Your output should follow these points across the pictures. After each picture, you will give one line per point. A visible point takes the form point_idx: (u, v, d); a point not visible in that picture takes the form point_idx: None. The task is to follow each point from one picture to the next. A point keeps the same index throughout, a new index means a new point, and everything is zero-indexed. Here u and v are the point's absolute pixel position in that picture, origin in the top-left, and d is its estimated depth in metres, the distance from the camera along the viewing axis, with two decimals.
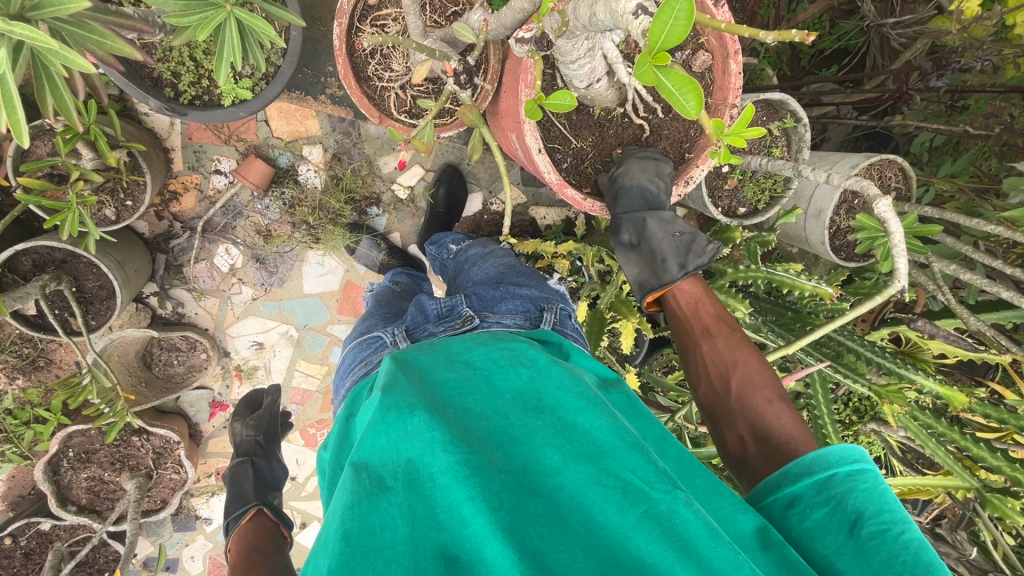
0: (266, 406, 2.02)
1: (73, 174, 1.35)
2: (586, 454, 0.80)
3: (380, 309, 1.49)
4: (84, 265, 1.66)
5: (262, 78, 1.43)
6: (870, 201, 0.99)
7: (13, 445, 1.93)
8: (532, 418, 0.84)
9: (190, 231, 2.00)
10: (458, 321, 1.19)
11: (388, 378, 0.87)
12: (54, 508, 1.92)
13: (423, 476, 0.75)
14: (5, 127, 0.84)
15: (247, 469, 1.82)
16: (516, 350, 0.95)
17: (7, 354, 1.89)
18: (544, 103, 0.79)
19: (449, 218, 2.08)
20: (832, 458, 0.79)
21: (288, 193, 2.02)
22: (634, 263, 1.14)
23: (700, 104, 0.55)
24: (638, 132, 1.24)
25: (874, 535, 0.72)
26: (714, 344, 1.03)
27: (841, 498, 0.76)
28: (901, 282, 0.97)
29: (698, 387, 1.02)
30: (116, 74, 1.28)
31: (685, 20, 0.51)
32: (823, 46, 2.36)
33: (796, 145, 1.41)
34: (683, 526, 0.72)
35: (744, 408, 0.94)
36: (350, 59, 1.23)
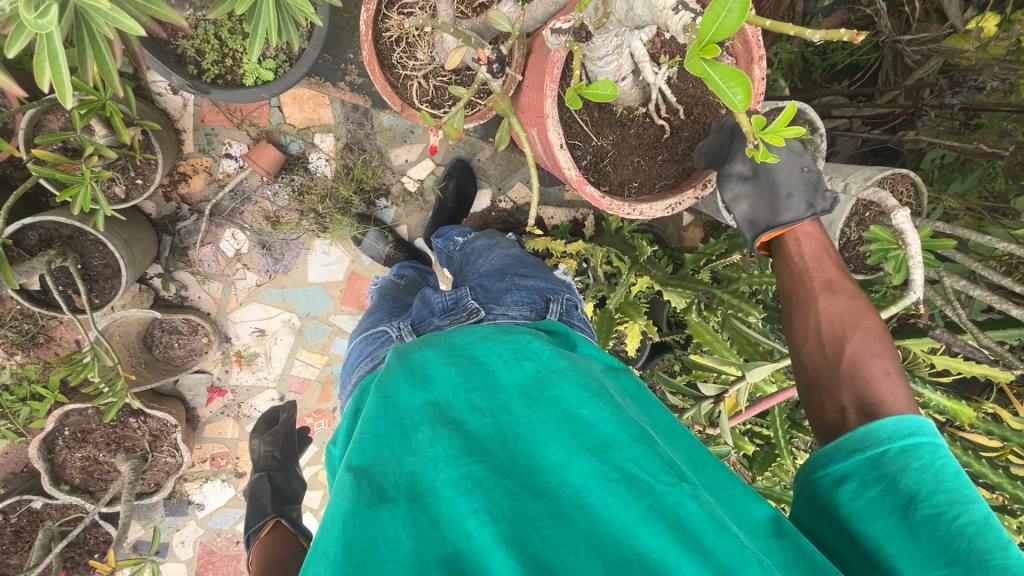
0: (280, 423, 2.00)
1: (87, 149, 1.33)
2: (590, 448, 0.79)
3: (385, 303, 1.48)
4: (90, 242, 1.64)
5: (285, 60, 1.42)
6: (888, 212, 1.01)
7: (8, 421, 1.92)
8: (536, 414, 0.83)
9: (198, 213, 1.99)
10: (464, 314, 1.20)
11: (387, 383, 0.89)
12: (46, 486, 1.90)
13: (425, 489, 0.74)
14: (50, 87, 0.83)
15: (265, 487, 1.88)
16: (520, 344, 0.95)
17: (6, 329, 1.88)
18: (582, 92, 0.73)
19: (457, 212, 2.08)
20: (885, 432, 0.76)
21: (298, 180, 2.01)
22: (748, 196, 1.12)
23: (749, 98, 0.52)
24: (659, 133, 1.24)
25: (928, 519, 0.69)
26: (834, 301, 0.95)
27: (896, 476, 0.73)
28: (915, 293, 0.98)
29: (805, 347, 0.95)
30: (141, 45, 1.27)
31: (739, 12, 0.49)
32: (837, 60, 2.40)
33: (810, 155, 1.41)
34: (689, 519, 0.71)
35: (852, 375, 0.86)
36: (374, 47, 1.22)
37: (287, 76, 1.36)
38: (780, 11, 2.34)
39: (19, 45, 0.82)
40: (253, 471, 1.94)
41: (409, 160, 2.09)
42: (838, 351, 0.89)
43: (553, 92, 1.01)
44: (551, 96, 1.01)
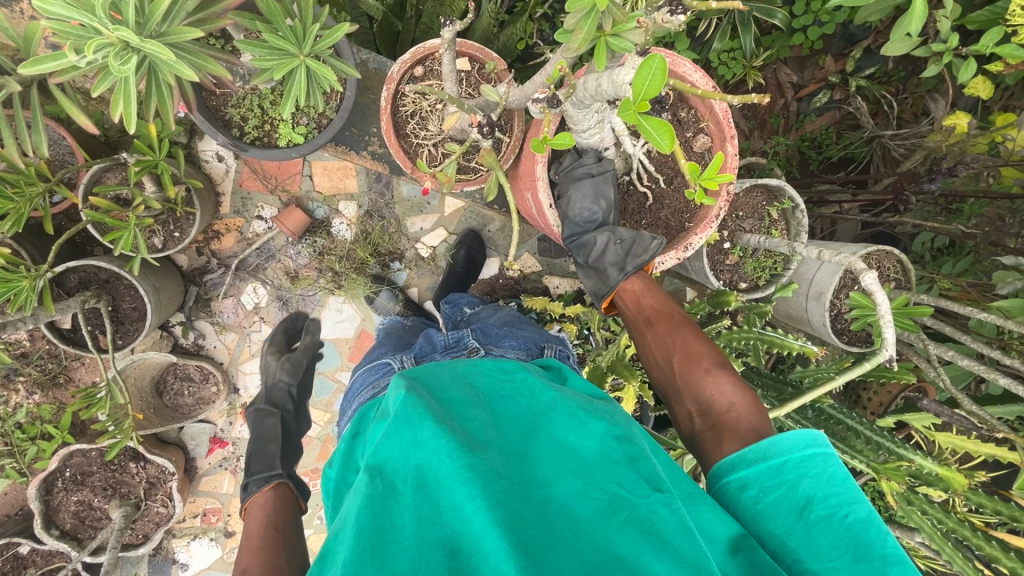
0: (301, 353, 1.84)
1: (137, 201, 1.49)
2: (575, 468, 0.86)
3: (389, 340, 1.57)
4: (124, 287, 1.78)
5: (316, 129, 1.61)
6: (858, 274, 1.06)
7: (14, 460, 1.98)
8: (528, 439, 0.91)
9: (225, 268, 2.14)
10: (465, 351, 1.30)
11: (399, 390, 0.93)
12: (36, 529, 1.89)
13: (431, 480, 0.80)
14: (120, 117, 1.01)
15: (275, 425, 1.67)
16: (516, 381, 1.03)
17: (32, 367, 1.99)
18: (546, 143, 0.89)
19: (465, 277, 2.20)
20: (784, 447, 0.85)
21: (320, 242, 2.17)
22: (588, 279, 1.23)
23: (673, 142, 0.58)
24: (641, 200, 1.26)
25: (821, 518, 0.80)
26: (655, 331, 1.18)
27: (793, 484, 0.83)
28: (889, 350, 1.02)
29: (651, 373, 1.17)
30: (195, 115, 1.45)
31: (660, 73, 0.59)
32: (829, 154, 2.62)
33: (795, 229, 1.50)
34: (661, 523, 0.78)
35: (688, 385, 1.07)
36: (392, 119, 1.38)
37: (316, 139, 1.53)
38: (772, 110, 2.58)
39: (104, 88, 1.01)
40: (263, 400, 1.73)
41: (423, 228, 2.25)
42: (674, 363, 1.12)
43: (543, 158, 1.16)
44: (541, 162, 1.15)
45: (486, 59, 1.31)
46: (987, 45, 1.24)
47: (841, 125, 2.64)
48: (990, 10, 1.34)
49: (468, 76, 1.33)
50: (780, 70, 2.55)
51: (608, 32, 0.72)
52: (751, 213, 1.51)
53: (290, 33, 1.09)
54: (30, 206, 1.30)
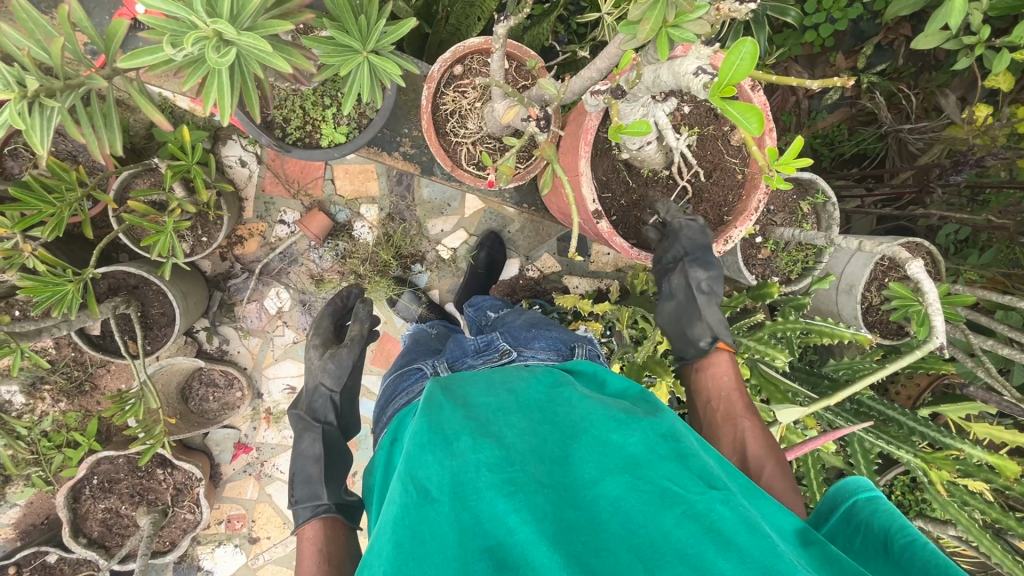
0: (344, 350, 1.47)
1: (171, 205, 1.51)
2: (622, 466, 0.85)
3: (417, 347, 1.56)
4: (153, 292, 1.78)
5: (356, 128, 1.61)
6: (903, 264, 1.07)
7: (41, 468, 1.98)
8: (569, 444, 0.91)
9: (248, 272, 2.14)
10: (497, 354, 1.29)
11: (433, 404, 0.96)
12: (64, 537, 1.88)
13: (468, 488, 0.81)
14: (216, 109, 1.01)
15: (315, 445, 1.39)
16: (553, 389, 1.04)
17: (58, 375, 2.00)
18: (622, 132, 0.85)
19: (487, 278, 2.21)
20: (850, 487, 0.88)
21: (342, 245, 2.18)
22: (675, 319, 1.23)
23: (763, 128, 0.58)
24: (682, 193, 1.28)
25: (905, 547, 0.75)
26: (749, 429, 1.10)
27: (869, 524, 0.82)
28: (939, 338, 1.01)
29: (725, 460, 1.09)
30: (239, 116, 1.46)
31: (750, 59, 0.58)
32: (844, 150, 2.63)
33: (826, 223, 1.50)
34: (722, 521, 0.74)
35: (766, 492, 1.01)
36: (433, 118, 1.37)
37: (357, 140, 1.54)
38: (786, 107, 2.59)
39: (194, 81, 1.01)
40: (304, 409, 1.44)
41: (444, 229, 2.26)
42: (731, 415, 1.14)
43: (586, 154, 1.15)
44: (585, 157, 1.15)
45: (524, 58, 1.32)
46: (1023, 35, 1.25)
47: (856, 121, 2.66)
48: (1015, 3, 1.35)
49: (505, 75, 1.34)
50: (793, 67, 2.57)
51: (671, 22, 0.71)
52: (782, 207, 1.52)
53: (355, 29, 1.09)
54: (71, 210, 1.31)
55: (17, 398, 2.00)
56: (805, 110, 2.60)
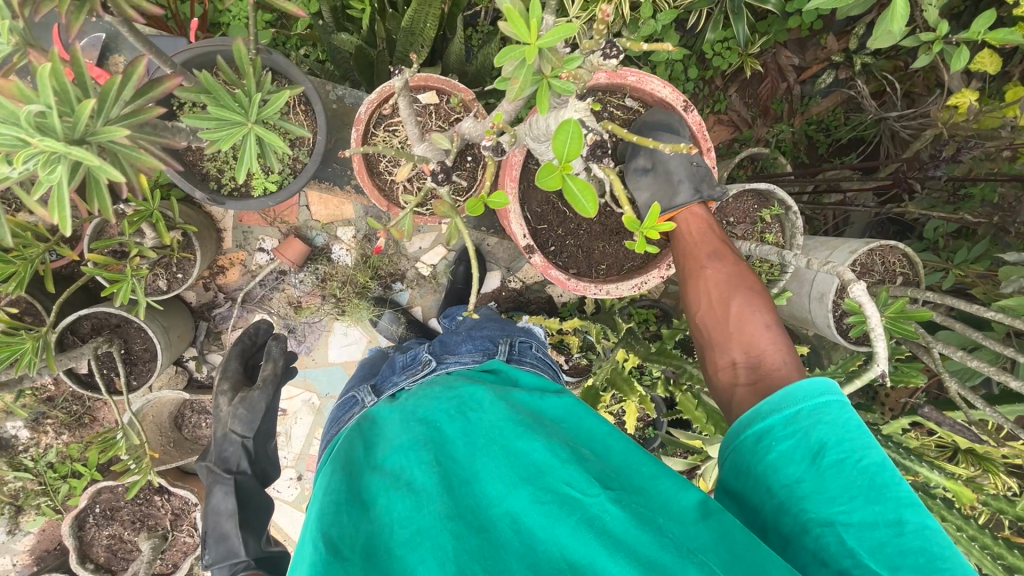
0: (255, 394, 1.59)
1: (133, 252, 1.55)
2: (525, 476, 0.95)
3: (360, 371, 1.69)
4: (134, 329, 1.84)
5: (291, 173, 1.59)
6: (845, 286, 1.02)
7: (49, 498, 2.09)
8: (478, 458, 1.01)
9: (232, 301, 2.20)
10: (420, 366, 1.46)
11: (345, 461, 1.04)
12: (71, 564, 1.97)
13: (380, 550, 0.89)
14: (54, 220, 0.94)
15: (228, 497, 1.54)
16: (464, 399, 1.13)
17: (59, 410, 2.09)
18: (488, 199, 0.93)
19: (466, 293, 2.21)
20: (799, 394, 0.91)
21: (321, 269, 2.21)
22: (649, 187, 1.32)
23: (594, 202, 0.73)
24: (619, 220, 1.29)
25: (834, 463, 0.85)
26: (718, 269, 1.17)
27: (806, 430, 0.88)
28: (879, 366, 0.97)
29: (698, 310, 1.17)
30: (173, 175, 1.46)
31: (577, 142, 0.71)
32: (839, 136, 2.56)
33: (789, 232, 1.46)
34: (611, 523, 0.87)
35: (738, 330, 1.08)
36: (365, 159, 1.39)
37: (290, 187, 1.47)
38: (777, 94, 2.54)
39: (40, 194, 0.95)
40: (215, 460, 1.57)
41: (422, 247, 2.27)
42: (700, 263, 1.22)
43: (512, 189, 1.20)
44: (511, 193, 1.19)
45: (453, 92, 1.30)
46: (980, 31, 1.17)
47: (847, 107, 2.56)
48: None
49: (437, 108, 1.33)
50: (780, 53, 2.47)
51: (549, 74, 0.71)
52: (741, 218, 1.47)
53: (238, 104, 1.12)
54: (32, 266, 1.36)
55: (22, 433, 2.10)
56: (796, 98, 2.55)
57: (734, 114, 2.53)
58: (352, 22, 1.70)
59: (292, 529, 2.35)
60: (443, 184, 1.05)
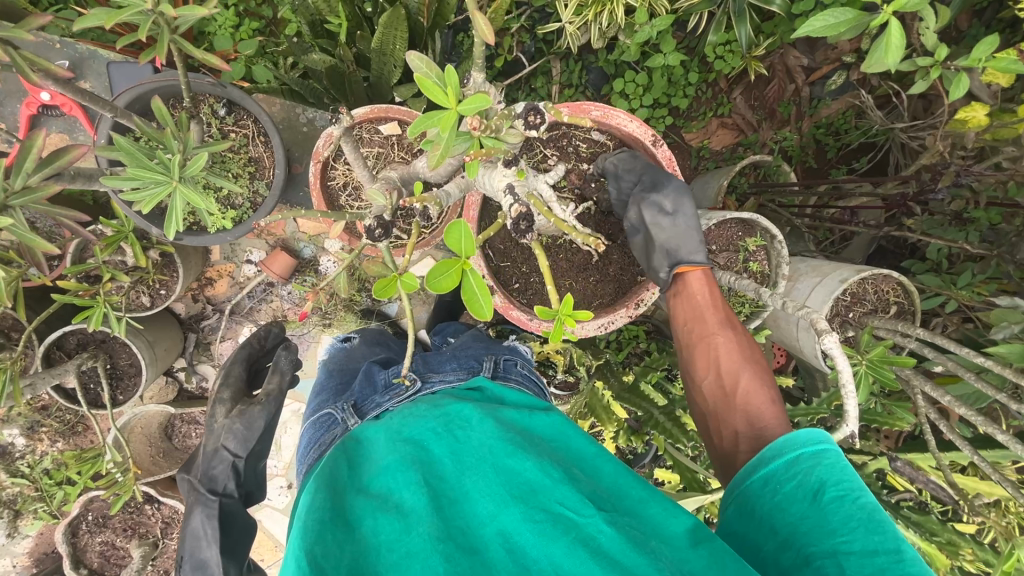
0: (256, 410, 1.40)
1: (105, 277, 1.56)
2: (518, 495, 0.94)
3: (331, 382, 1.57)
4: (120, 345, 1.86)
5: (251, 208, 1.49)
6: (818, 335, 0.97)
7: (45, 504, 2.14)
8: (467, 475, 0.98)
9: (220, 313, 2.21)
10: (403, 387, 1.34)
11: (329, 475, 0.97)
12: (65, 570, 2.02)
13: (368, 571, 0.84)
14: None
15: (210, 522, 1.32)
16: (451, 414, 1.09)
17: (52, 419, 2.13)
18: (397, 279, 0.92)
19: (454, 305, 2.19)
20: (799, 440, 0.92)
21: (309, 281, 2.19)
22: (671, 229, 1.21)
23: (488, 302, 0.75)
24: (587, 256, 1.38)
25: (834, 499, 0.85)
26: (729, 339, 1.13)
27: (805, 472, 0.89)
28: (848, 427, 0.95)
29: (705, 381, 1.13)
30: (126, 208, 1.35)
31: (470, 240, 0.76)
32: (850, 140, 2.44)
33: (775, 261, 1.40)
34: (606, 543, 0.87)
35: (745, 406, 1.05)
36: (324, 190, 1.38)
37: (251, 221, 1.43)
38: (784, 97, 2.41)
39: None
40: (199, 479, 1.34)
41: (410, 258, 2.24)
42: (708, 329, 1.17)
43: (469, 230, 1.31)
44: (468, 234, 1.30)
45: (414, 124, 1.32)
46: (982, 57, 1.10)
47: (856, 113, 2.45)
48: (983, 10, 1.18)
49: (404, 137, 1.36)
50: (788, 53, 2.35)
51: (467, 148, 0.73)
52: (725, 245, 1.42)
53: (161, 165, 1.11)
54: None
55: (18, 440, 2.13)
56: (805, 99, 2.42)
57: (738, 117, 2.41)
58: (330, 35, 1.65)
59: (284, 537, 2.37)
60: (380, 240, 0.93)
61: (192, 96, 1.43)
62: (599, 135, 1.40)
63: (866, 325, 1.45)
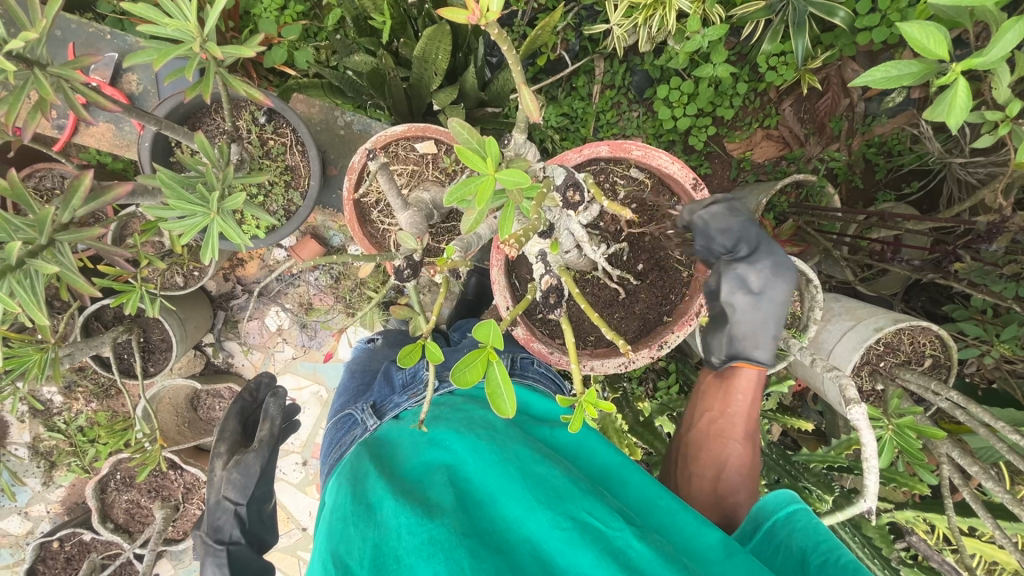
0: (250, 457, 1.49)
1: (143, 261, 1.61)
2: (546, 499, 0.89)
3: (356, 379, 1.55)
4: (153, 320, 1.93)
5: (284, 214, 1.52)
6: (846, 404, 0.99)
7: (79, 458, 2.27)
8: (494, 477, 0.93)
9: (249, 293, 2.27)
10: (421, 387, 1.26)
11: (353, 468, 0.98)
12: (93, 523, 2.15)
13: (389, 559, 0.82)
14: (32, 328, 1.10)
15: (220, 570, 1.42)
16: (477, 418, 1.06)
17: (88, 381, 2.23)
18: (421, 345, 0.89)
19: (477, 305, 2.18)
20: (768, 509, 0.96)
21: (335, 269, 2.22)
22: (745, 315, 1.14)
23: (511, 401, 0.77)
24: (615, 293, 1.40)
25: (818, 565, 0.87)
26: (739, 449, 1.17)
27: (788, 542, 0.92)
28: (868, 499, 0.98)
29: (702, 477, 1.17)
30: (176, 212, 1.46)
31: (498, 334, 0.76)
32: (904, 163, 2.31)
33: (808, 307, 1.38)
34: (635, 557, 0.82)
35: (728, 517, 1.12)
36: (358, 205, 1.40)
37: (281, 230, 1.47)
38: (836, 112, 2.29)
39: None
40: (206, 530, 1.45)
41: None
42: (728, 429, 1.19)
43: (499, 261, 1.30)
44: (497, 265, 1.30)
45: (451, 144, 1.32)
46: None
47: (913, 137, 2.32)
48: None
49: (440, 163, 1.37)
50: (847, 67, 2.22)
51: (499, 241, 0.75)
52: None
53: (200, 197, 1.14)
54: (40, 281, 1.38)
55: (56, 397, 2.25)
56: (859, 116, 2.28)
57: (785, 131, 2.31)
58: (373, 30, 1.64)
59: (295, 509, 2.46)
60: (408, 280, 0.99)
61: (234, 101, 1.46)
62: (638, 172, 1.38)
63: (897, 378, 1.41)
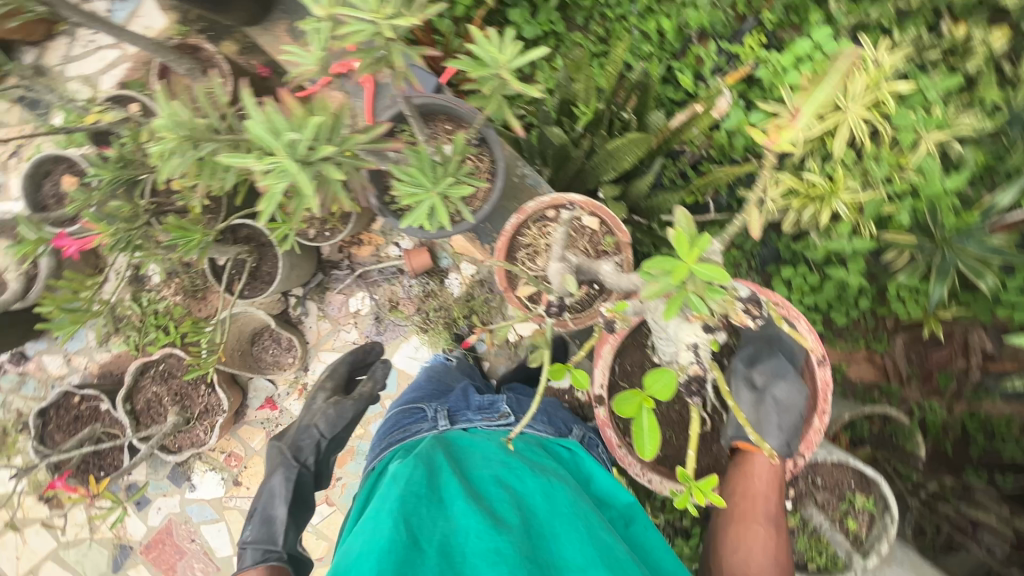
0: (347, 403, 1.92)
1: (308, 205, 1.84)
2: (602, 559, 0.99)
3: (428, 382, 1.69)
4: (271, 254, 2.15)
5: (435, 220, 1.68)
6: None
7: (137, 336, 2.45)
8: (557, 521, 1.07)
9: (350, 270, 2.45)
10: (497, 415, 1.45)
11: (429, 461, 1.16)
12: (117, 398, 2.27)
13: (455, 552, 0.96)
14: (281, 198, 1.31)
15: (287, 482, 1.72)
16: (546, 468, 1.22)
17: (186, 277, 2.44)
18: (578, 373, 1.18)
19: (534, 376, 2.24)
20: None
21: (431, 286, 2.37)
22: (749, 404, 1.44)
23: (653, 447, 0.98)
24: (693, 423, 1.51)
25: None
26: (766, 537, 1.38)
27: None
28: None
29: (733, 559, 1.39)
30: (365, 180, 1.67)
31: (666, 390, 0.98)
32: None
33: (876, 532, 1.49)
34: None
35: None
36: (509, 241, 1.56)
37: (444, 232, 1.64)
38: (949, 368, 2.19)
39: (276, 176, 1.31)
40: (290, 445, 1.81)
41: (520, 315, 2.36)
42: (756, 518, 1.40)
43: (612, 343, 1.43)
44: (609, 346, 1.43)
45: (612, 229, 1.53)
46: None
47: None
48: None
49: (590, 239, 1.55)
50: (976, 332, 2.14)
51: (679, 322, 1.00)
52: (831, 486, 1.56)
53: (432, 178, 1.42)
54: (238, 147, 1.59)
55: (155, 278, 2.47)
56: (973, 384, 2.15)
57: (890, 363, 2.25)
58: (572, 115, 1.86)
59: None
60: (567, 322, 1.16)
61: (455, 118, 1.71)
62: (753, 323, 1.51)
63: None
